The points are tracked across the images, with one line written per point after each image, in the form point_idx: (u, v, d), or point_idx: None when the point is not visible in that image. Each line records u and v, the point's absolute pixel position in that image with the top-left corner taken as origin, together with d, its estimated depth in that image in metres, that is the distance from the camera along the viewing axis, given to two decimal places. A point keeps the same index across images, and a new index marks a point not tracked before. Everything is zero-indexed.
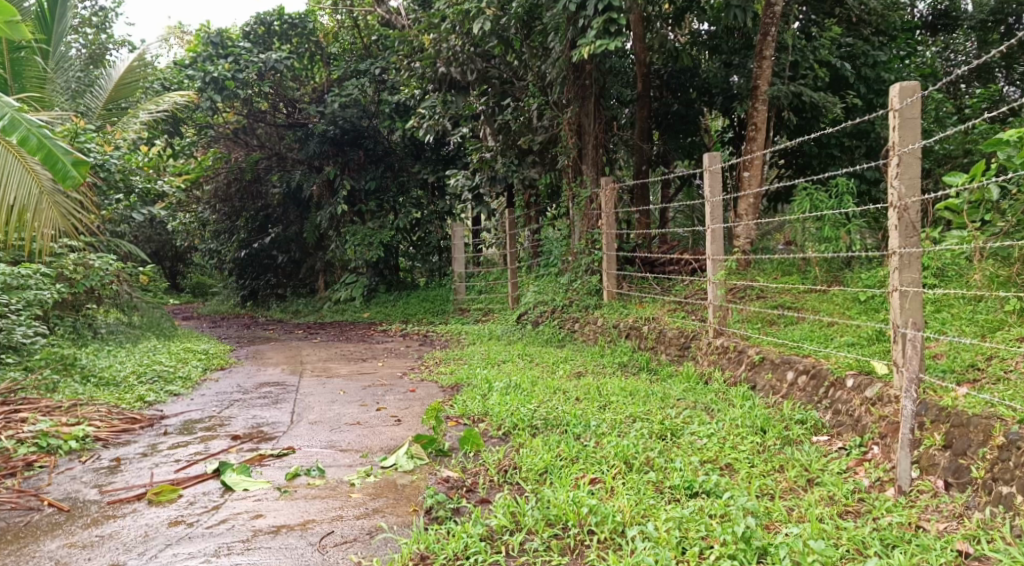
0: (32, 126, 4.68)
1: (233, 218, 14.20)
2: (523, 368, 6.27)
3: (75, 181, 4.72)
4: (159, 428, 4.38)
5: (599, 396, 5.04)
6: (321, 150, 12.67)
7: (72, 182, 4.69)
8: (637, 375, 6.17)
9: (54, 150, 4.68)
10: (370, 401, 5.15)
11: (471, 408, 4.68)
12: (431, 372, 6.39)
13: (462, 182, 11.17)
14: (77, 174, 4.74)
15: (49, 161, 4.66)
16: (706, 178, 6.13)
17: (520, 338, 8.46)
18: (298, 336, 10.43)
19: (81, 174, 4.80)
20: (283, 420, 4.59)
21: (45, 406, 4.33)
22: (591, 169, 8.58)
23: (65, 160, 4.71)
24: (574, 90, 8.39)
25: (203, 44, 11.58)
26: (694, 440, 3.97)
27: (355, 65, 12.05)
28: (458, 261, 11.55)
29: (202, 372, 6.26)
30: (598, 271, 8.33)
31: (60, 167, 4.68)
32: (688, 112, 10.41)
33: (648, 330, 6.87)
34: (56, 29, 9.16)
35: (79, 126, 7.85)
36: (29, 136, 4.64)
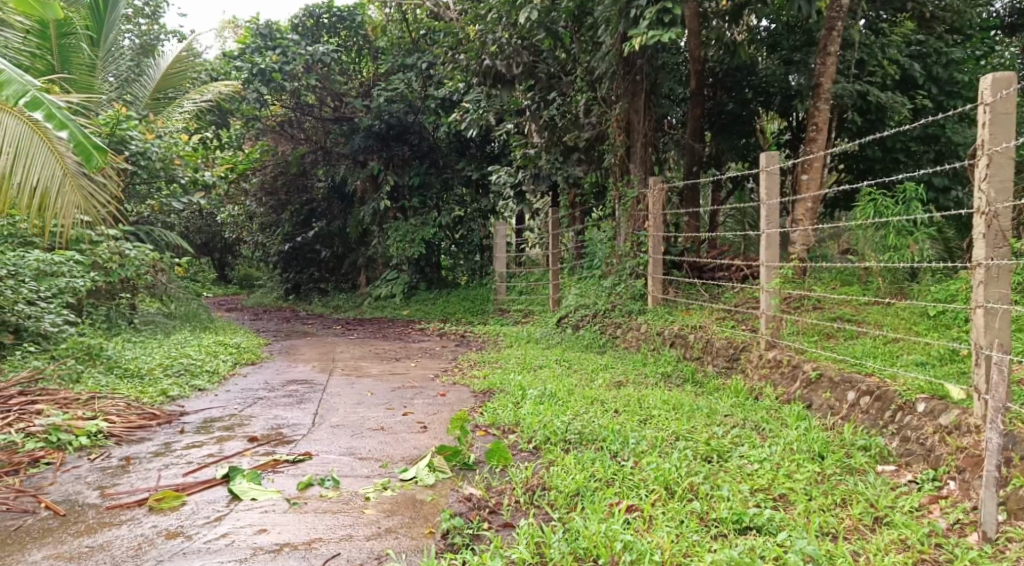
0: (55, 106, 4.42)
1: (277, 211, 14.21)
2: (562, 375, 5.94)
3: (98, 163, 4.61)
4: (177, 425, 4.20)
5: (640, 410, 4.69)
6: (366, 145, 12.54)
7: (94, 163, 4.59)
8: (681, 387, 5.79)
9: (78, 131, 4.53)
10: (397, 405, 4.91)
11: (502, 417, 4.39)
12: (464, 376, 6.12)
13: (505, 179, 10.91)
14: (100, 157, 4.62)
15: (74, 141, 4.50)
16: (762, 179, 5.73)
17: (559, 342, 8.15)
18: (336, 332, 10.31)
19: (102, 159, 4.67)
20: (305, 422, 4.37)
21: (63, 398, 4.19)
22: (638, 168, 8.21)
23: (88, 142, 4.56)
24: (623, 86, 8.04)
25: (252, 35, 11.63)
26: (744, 465, 3.60)
27: (402, 60, 11.88)
28: (499, 260, 11.29)
29: (231, 366, 6.12)
30: (643, 275, 7.96)
31: (83, 149, 4.53)
32: (743, 112, 9.94)
33: (694, 339, 6.48)
34: (108, 20, 8.91)
35: (123, 113, 7.85)
36: (55, 116, 4.38)
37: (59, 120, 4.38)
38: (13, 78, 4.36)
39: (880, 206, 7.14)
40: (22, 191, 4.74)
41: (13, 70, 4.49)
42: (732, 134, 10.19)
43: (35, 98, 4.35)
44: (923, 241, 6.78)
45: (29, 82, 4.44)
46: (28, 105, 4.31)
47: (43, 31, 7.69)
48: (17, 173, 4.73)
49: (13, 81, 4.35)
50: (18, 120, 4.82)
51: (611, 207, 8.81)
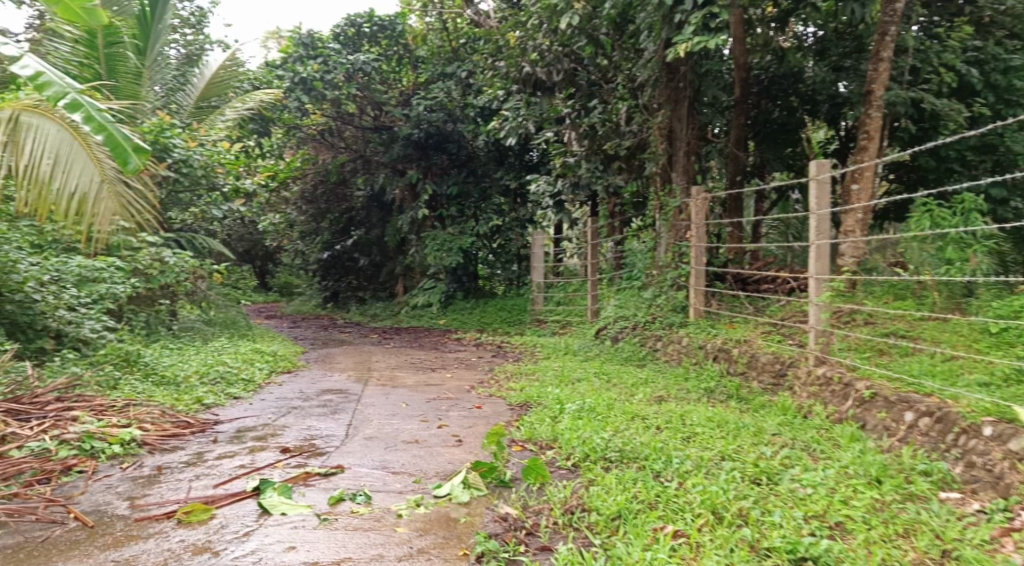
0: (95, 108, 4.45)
1: (317, 219, 14.32)
2: (601, 388, 5.77)
3: (136, 170, 4.57)
4: (210, 434, 4.16)
5: (683, 427, 4.50)
6: (405, 153, 12.56)
7: (132, 170, 4.56)
8: (725, 404, 5.56)
9: (117, 135, 4.48)
10: (432, 417, 4.80)
11: (540, 432, 4.25)
12: (501, 387, 5.99)
13: (543, 187, 10.79)
14: (138, 162, 4.58)
15: (112, 146, 4.46)
16: (812, 188, 5.50)
17: (597, 354, 7.97)
18: (373, 340, 10.29)
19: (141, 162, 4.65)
20: (338, 433, 4.29)
21: (99, 405, 4.18)
22: (680, 177, 8.00)
23: (128, 146, 4.52)
24: (666, 93, 7.87)
25: (295, 45, 11.74)
26: (796, 489, 3.39)
27: (442, 69, 11.88)
28: (537, 270, 11.16)
29: (267, 374, 6.09)
30: (685, 286, 7.74)
31: (122, 153, 4.51)
32: (790, 120, 9.71)
33: (738, 353, 6.25)
34: (156, 29, 9.06)
35: (167, 122, 7.98)
36: (94, 118, 4.41)
37: (97, 122, 4.40)
38: (55, 79, 4.39)
39: (937, 217, 6.83)
40: (62, 197, 4.83)
41: (54, 72, 4.48)
42: (778, 142, 9.94)
43: (75, 100, 4.38)
44: (982, 253, 6.45)
45: (70, 84, 4.47)
46: (68, 107, 4.34)
47: (92, 40, 7.88)
48: (58, 178, 4.80)
49: (54, 82, 4.39)
50: (57, 126, 4.88)
51: (652, 217, 8.62)
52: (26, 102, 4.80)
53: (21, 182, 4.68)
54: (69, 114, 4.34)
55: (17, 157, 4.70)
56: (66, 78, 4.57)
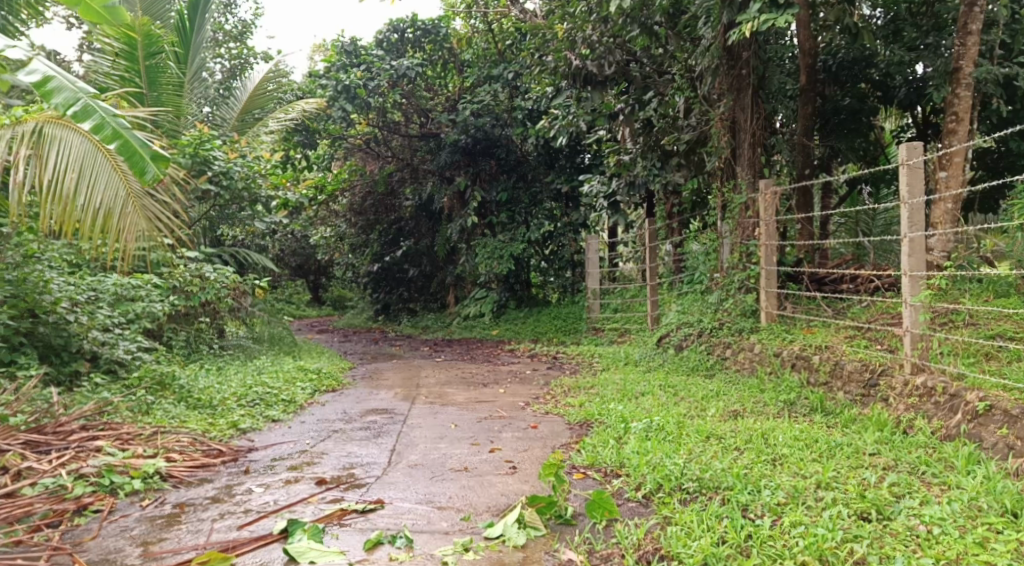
0: (109, 114, 4.27)
1: (366, 232, 14.13)
2: (668, 403, 5.24)
3: (153, 178, 4.34)
4: (242, 464, 3.83)
5: (766, 447, 3.93)
6: (453, 160, 12.23)
7: (148, 180, 4.32)
8: (809, 418, 4.95)
9: (132, 142, 4.28)
10: (483, 440, 4.37)
11: (604, 456, 3.76)
12: (557, 403, 5.52)
13: (596, 189, 10.30)
14: (156, 170, 4.35)
15: (126, 154, 4.25)
16: (902, 174, 4.85)
17: (660, 363, 7.40)
18: (424, 354, 9.93)
19: (160, 170, 4.42)
20: (380, 460, 3.89)
21: (126, 433, 3.91)
22: (746, 171, 7.40)
23: (143, 154, 4.31)
24: (727, 81, 7.32)
25: (338, 53, 11.55)
26: (917, 526, 2.81)
27: (488, 71, 11.46)
28: (592, 276, 10.65)
29: (310, 394, 5.78)
30: (754, 289, 7.13)
31: (138, 161, 4.28)
32: (862, 107, 9.00)
33: (819, 361, 5.62)
34: (196, 41, 8.95)
35: (206, 133, 7.93)
36: (105, 124, 4.23)
37: (109, 131, 4.20)
38: (66, 85, 4.26)
39: None
40: (85, 213, 4.65)
41: (66, 76, 4.36)
42: (850, 132, 9.21)
43: (87, 105, 4.23)
44: None
45: (83, 89, 4.34)
46: (79, 112, 4.20)
47: (132, 51, 7.79)
48: (81, 194, 4.64)
49: (66, 88, 4.26)
50: (80, 138, 4.74)
51: (715, 216, 8.03)
52: (50, 115, 4.68)
53: (44, 199, 4.53)
54: (81, 122, 4.19)
55: (40, 171, 4.57)
56: (80, 82, 4.46)
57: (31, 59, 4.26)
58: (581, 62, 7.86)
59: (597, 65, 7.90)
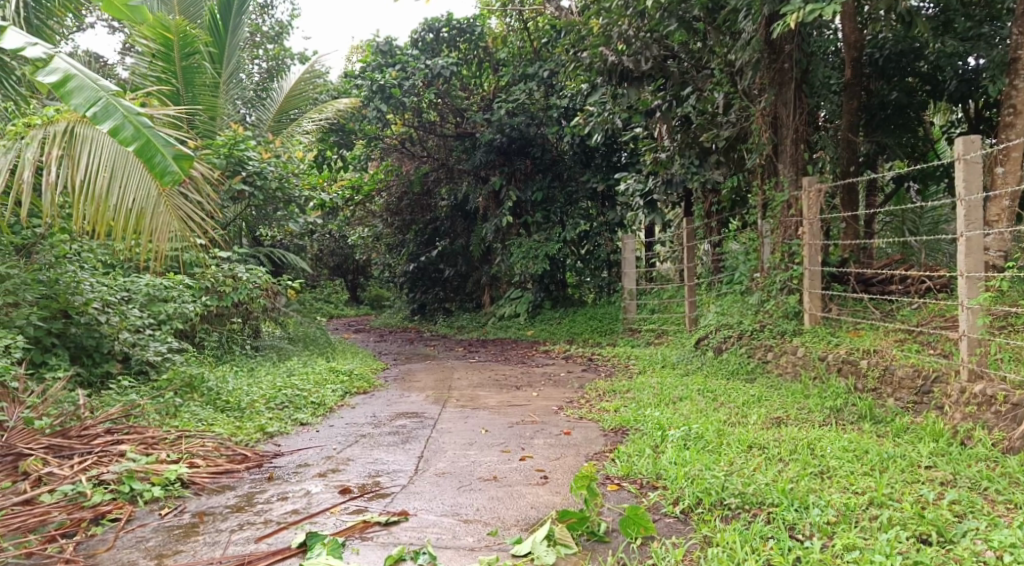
0: (130, 114, 4.23)
1: (402, 231, 14.10)
2: (708, 409, 5.02)
3: (174, 179, 4.27)
4: (266, 470, 3.76)
5: (813, 459, 3.69)
6: (487, 160, 12.12)
7: (169, 180, 4.26)
8: (858, 426, 4.68)
9: (153, 142, 4.23)
10: (514, 447, 4.21)
11: (639, 467, 3.57)
12: (593, 409, 5.33)
13: (632, 186, 10.07)
14: (177, 170, 4.28)
15: (147, 154, 4.21)
16: (959, 170, 4.49)
17: (699, 366, 7.16)
18: (457, 355, 9.80)
19: (182, 169, 4.34)
20: (407, 467, 3.77)
21: (150, 438, 3.88)
22: (789, 168, 7.11)
23: (165, 153, 4.25)
24: (769, 75, 7.02)
25: (373, 53, 11.50)
26: (981, 552, 2.57)
27: (523, 70, 11.29)
28: (628, 276, 10.42)
29: (340, 396, 5.70)
30: (797, 290, 6.85)
31: (159, 161, 4.22)
32: (911, 101, 8.60)
33: (868, 365, 5.32)
34: (230, 42, 8.97)
35: (240, 134, 7.94)
36: (125, 124, 4.19)
37: (128, 132, 4.16)
38: (87, 84, 4.24)
39: None
40: (117, 213, 4.55)
41: (88, 74, 4.34)
42: (898, 127, 8.84)
43: (107, 105, 4.21)
44: None
45: (105, 87, 4.32)
46: (100, 111, 4.18)
47: (168, 53, 7.83)
48: (113, 193, 4.55)
49: (87, 87, 4.25)
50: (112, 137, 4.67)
51: (756, 214, 7.76)
52: (81, 116, 4.69)
53: (78, 198, 4.47)
54: (102, 122, 4.16)
55: (73, 172, 4.54)
56: (103, 80, 4.43)
57: (53, 59, 4.25)
58: (617, 57, 7.66)
59: (634, 60, 7.62)
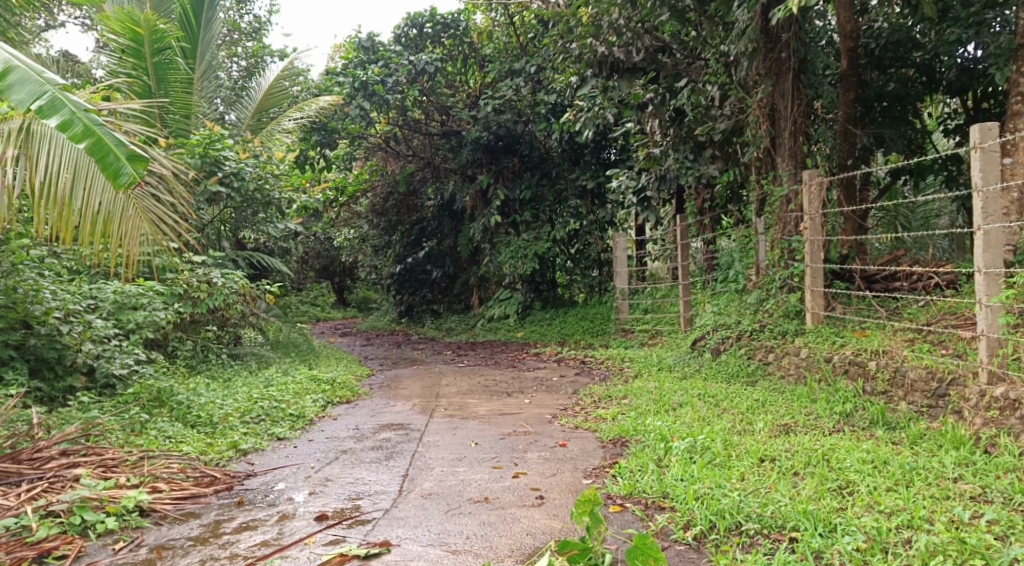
0: (79, 109, 3.91)
1: (388, 232, 13.78)
2: (710, 416, 4.73)
3: (129, 181, 3.95)
4: (237, 494, 3.45)
5: (830, 472, 3.41)
6: (474, 158, 11.82)
7: (124, 182, 3.94)
8: (870, 433, 4.41)
9: (106, 140, 3.92)
10: (506, 462, 3.91)
11: (644, 485, 3.27)
12: (589, 417, 5.04)
13: (624, 184, 9.73)
14: (132, 171, 3.96)
15: (99, 154, 3.89)
16: (975, 160, 4.21)
17: (696, 369, 6.88)
18: (445, 359, 9.49)
19: (138, 171, 4.01)
20: (391, 489, 3.46)
21: (110, 460, 3.56)
22: (787, 161, 6.85)
23: (118, 153, 3.94)
24: (766, 65, 6.81)
25: (355, 49, 11.12)
26: None
27: (510, 65, 10.99)
28: (620, 275, 10.15)
29: (321, 407, 5.39)
30: (798, 288, 6.58)
31: (112, 161, 3.91)
32: (907, 93, 8.39)
33: (877, 367, 5.05)
34: (204, 37, 8.71)
35: (216, 132, 7.60)
36: (74, 121, 3.86)
37: (76, 129, 3.83)
38: (30, 77, 3.91)
39: None
40: (82, 219, 4.07)
41: (33, 67, 4.01)
42: (895, 120, 8.54)
43: (54, 99, 3.88)
44: None
45: (51, 79, 3.99)
46: (45, 106, 3.84)
47: (138, 49, 7.50)
48: (77, 197, 4.07)
49: (29, 79, 3.90)
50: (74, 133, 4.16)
51: (753, 209, 7.49)
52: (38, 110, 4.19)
53: (37, 203, 4.00)
54: (48, 117, 3.83)
55: (32, 174, 4.04)
56: (50, 72, 4.09)
57: None
58: (607, 49, 7.33)
59: (625, 51, 7.27)
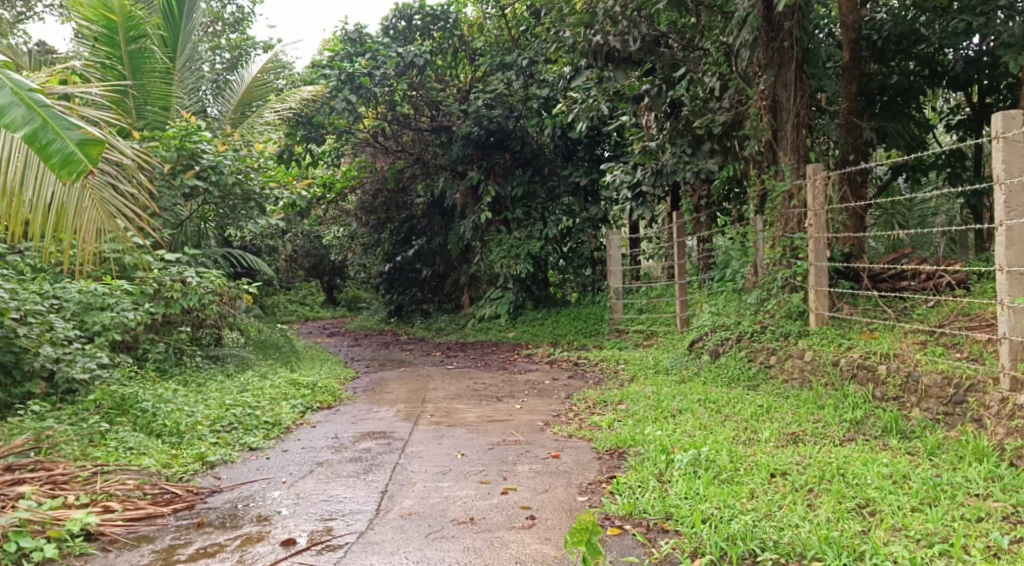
0: (19, 90, 3.60)
1: (377, 230, 13.47)
2: (712, 424, 4.44)
3: (79, 169, 3.56)
4: (198, 514, 3.13)
5: (848, 489, 3.12)
6: (464, 154, 11.50)
7: (72, 169, 3.55)
8: (883, 443, 4.14)
9: (50, 123, 3.58)
10: (494, 476, 3.60)
11: (646, 505, 2.98)
12: (583, 424, 4.74)
13: (619, 179, 9.33)
14: (81, 157, 3.57)
15: (43, 139, 3.55)
16: (997, 150, 3.96)
17: (694, 372, 6.59)
18: (435, 360, 9.18)
19: (91, 157, 3.62)
20: (368, 507, 3.15)
21: (59, 475, 3.23)
22: (790, 155, 6.58)
23: (65, 137, 3.58)
24: (768, 55, 6.56)
25: (342, 42, 10.82)
26: None
27: (501, 59, 10.66)
28: (614, 274, 9.87)
29: (299, 414, 5.07)
30: (801, 287, 6.30)
31: (60, 146, 3.55)
32: (911, 86, 8.12)
33: (887, 372, 4.79)
34: (184, 27, 8.34)
35: (194, 124, 7.26)
36: (15, 103, 3.56)
37: (14, 113, 3.53)
38: None
39: None
40: (32, 210, 3.75)
41: None
42: (896, 114, 8.28)
43: None
44: None
45: None
46: None
47: (112, 36, 7.11)
48: (27, 187, 3.74)
49: None
50: None
51: (753, 205, 7.21)
52: None
53: None
54: None
55: None
56: None
57: None
58: (602, 37, 6.98)
59: (620, 40, 6.92)
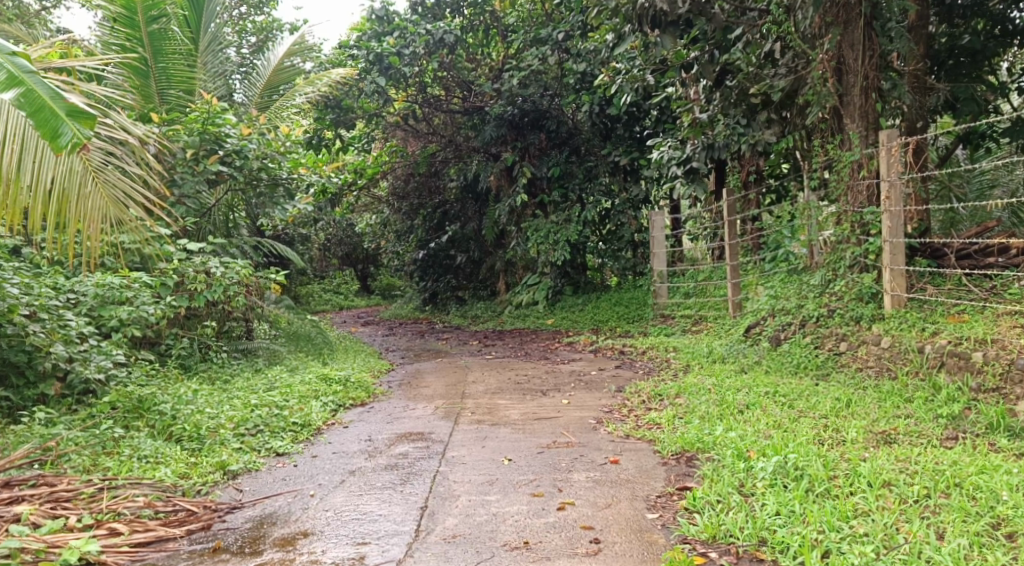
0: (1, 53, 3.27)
1: (409, 216, 13.08)
2: (788, 423, 3.94)
3: (71, 142, 3.22)
4: (212, 538, 2.76)
5: (972, 505, 2.63)
6: (498, 134, 11.03)
7: (65, 143, 3.21)
8: (993, 445, 3.58)
9: (37, 89, 3.24)
10: (547, 487, 3.16)
11: (731, 528, 2.53)
12: (641, 424, 4.26)
13: (666, 155, 8.47)
14: (73, 130, 3.23)
15: (31, 107, 3.22)
16: None
17: (753, 359, 6.07)
18: (472, 350, 8.77)
19: (82, 131, 3.28)
20: (405, 528, 2.74)
21: (62, 492, 2.90)
22: (858, 121, 5.97)
23: (55, 108, 3.25)
24: (831, 13, 5.96)
25: (368, 21, 10.39)
26: None
27: (535, 33, 9.91)
28: (659, 257, 9.35)
29: (329, 413, 4.69)
30: (874, 266, 5.72)
31: (48, 118, 3.22)
32: (982, 47, 7.33)
33: (985, 359, 4.23)
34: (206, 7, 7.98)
35: (217, 108, 6.88)
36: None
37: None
38: None
39: None
40: (32, 196, 3.39)
41: None
42: (967, 77, 7.49)
43: None
44: None
45: None
46: None
47: (131, 16, 6.76)
48: (25, 170, 3.38)
49: None
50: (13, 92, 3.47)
51: (815, 179, 6.63)
52: None
53: None
54: None
55: None
56: None
57: None
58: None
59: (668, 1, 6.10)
